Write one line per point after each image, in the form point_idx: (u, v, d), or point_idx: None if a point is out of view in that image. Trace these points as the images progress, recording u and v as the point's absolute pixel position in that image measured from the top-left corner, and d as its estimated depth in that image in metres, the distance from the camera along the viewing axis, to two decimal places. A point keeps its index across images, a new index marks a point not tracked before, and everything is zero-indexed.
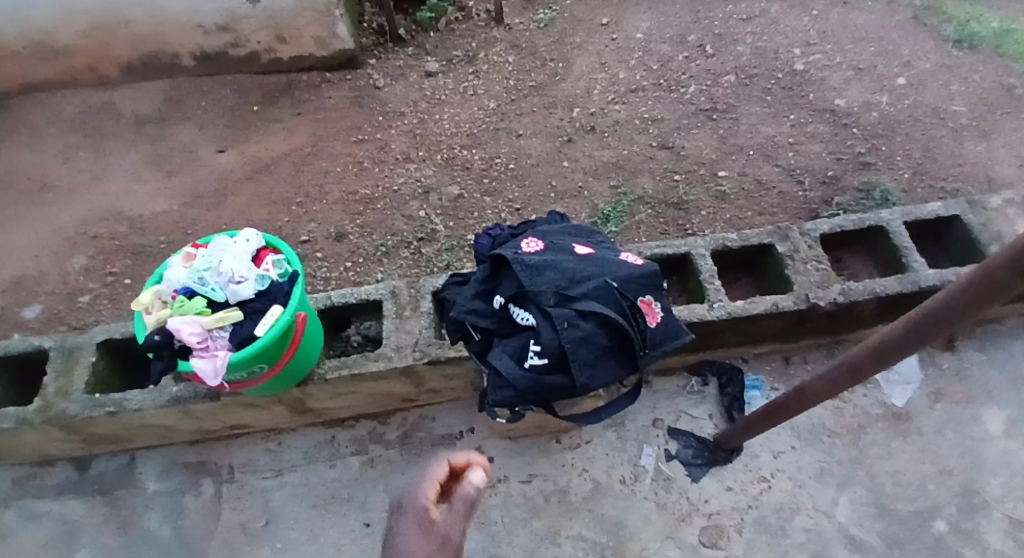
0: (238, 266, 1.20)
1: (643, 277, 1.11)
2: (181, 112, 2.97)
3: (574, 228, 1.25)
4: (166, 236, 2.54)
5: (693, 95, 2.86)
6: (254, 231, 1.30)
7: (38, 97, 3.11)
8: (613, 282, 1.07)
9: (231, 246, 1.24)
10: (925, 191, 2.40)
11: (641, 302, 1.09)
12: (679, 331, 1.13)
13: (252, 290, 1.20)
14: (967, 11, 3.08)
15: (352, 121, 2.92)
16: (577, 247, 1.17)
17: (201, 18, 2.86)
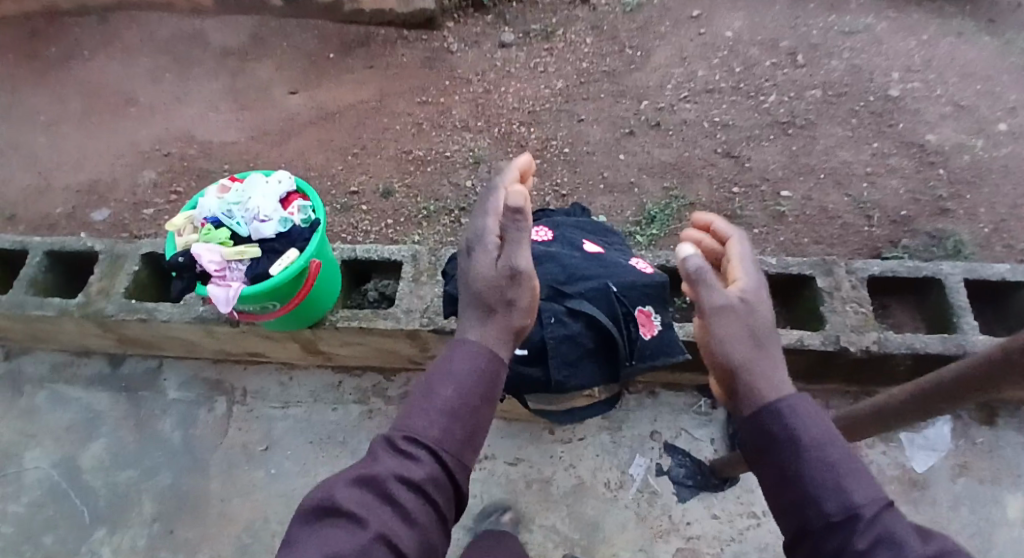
0: (265, 205, 1.26)
1: (645, 285, 1.08)
2: (263, 49, 3.08)
3: (591, 224, 1.23)
4: (231, 166, 2.67)
5: (771, 106, 2.72)
6: (289, 175, 1.34)
7: (137, 15, 3.30)
8: (611, 286, 1.05)
9: (263, 185, 1.29)
10: (1003, 250, 2.22)
11: (637, 313, 1.06)
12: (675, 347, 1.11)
13: (274, 230, 1.25)
14: None
15: (421, 81, 2.96)
16: (586, 244, 1.15)
17: None
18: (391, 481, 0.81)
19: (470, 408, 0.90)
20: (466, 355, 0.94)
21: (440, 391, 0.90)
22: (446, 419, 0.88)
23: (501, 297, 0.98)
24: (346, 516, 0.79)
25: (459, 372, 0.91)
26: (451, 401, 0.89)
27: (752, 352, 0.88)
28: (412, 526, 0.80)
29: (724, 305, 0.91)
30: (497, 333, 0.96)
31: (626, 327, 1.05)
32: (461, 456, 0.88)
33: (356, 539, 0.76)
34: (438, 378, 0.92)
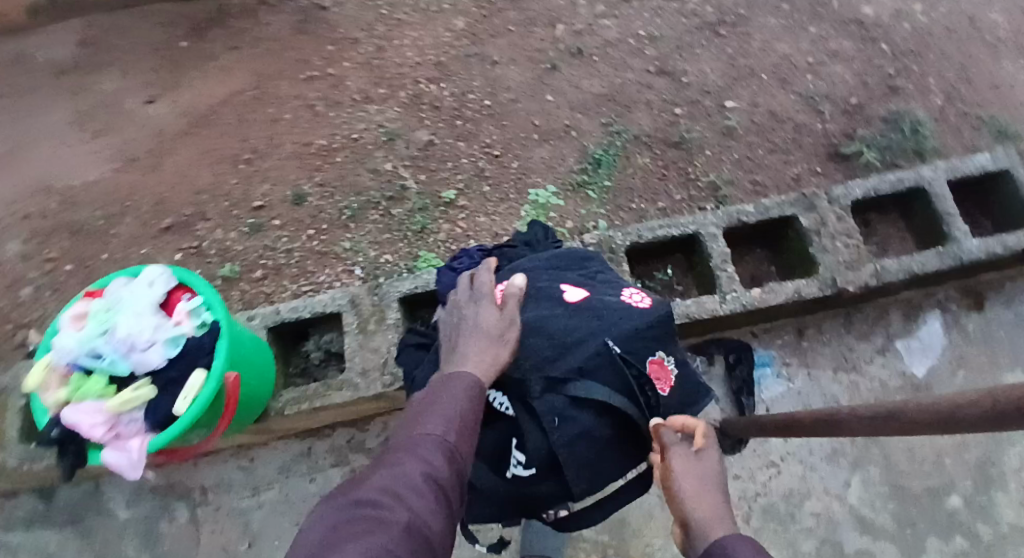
0: (139, 329, 0.98)
1: (648, 326, 1.01)
2: (100, 55, 2.55)
3: (565, 261, 1.15)
4: (106, 211, 2.25)
5: (696, 5, 2.46)
6: (161, 268, 1.04)
7: None
8: (613, 347, 0.97)
9: (130, 299, 1.00)
10: (959, 120, 2.12)
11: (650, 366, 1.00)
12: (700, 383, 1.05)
13: (162, 356, 0.99)
14: None
15: (301, 53, 2.52)
16: (568, 293, 1.06)
17: None
18: (418, 478, 0.67)
19: (472, 428, 0.81)
20: (453, 384, 0.86)
21: (440, 405, 0.81)
22: (453, 432, 0.78)
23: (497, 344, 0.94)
24: (370, 503, 0.62)
25: (460, 393, 0.84)
26: (456, 418, 0.80)
27: (703, 494, 0.89)
28: (437, 529, 0.64)
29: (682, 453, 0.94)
30: (488, 365, 0.91)
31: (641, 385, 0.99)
32: (464, 475, 0.76)
33: (391, 528, 0.59)
34: (434, 399, 0.83)
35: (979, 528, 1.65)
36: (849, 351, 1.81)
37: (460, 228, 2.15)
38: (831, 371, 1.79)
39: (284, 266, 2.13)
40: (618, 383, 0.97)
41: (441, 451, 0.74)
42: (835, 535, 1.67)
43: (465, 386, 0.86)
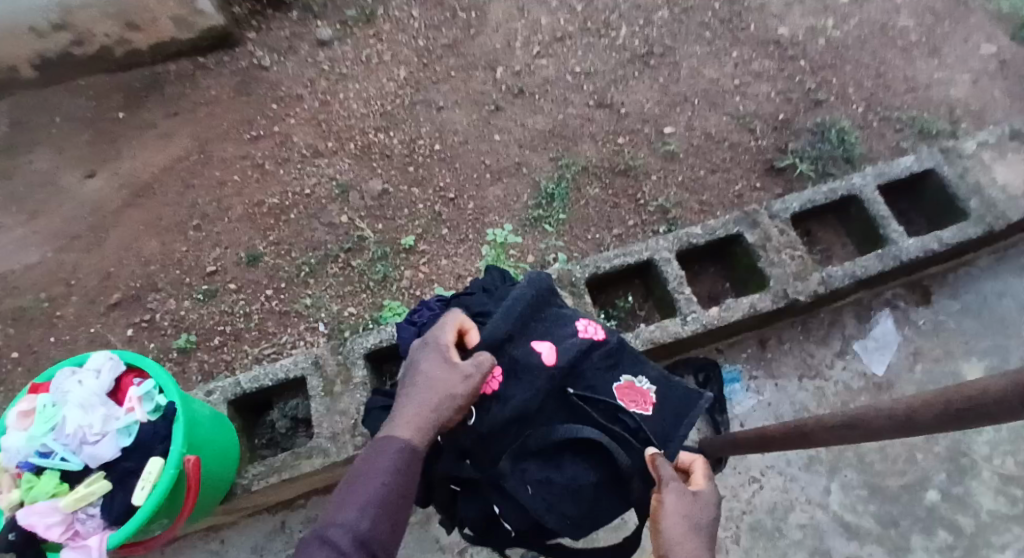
0: (89, 419, 0.92)
1: (604, 356, 1.16)
2: (32, 133, 2.48)
3: (536, 305, 1.18)
4: (49, 293, 2.16)
5: (626, 39, 2.56)
6: (106, 353, 1.01)
7: None
8: (569, 388, 1.11)
9: (75, 390, 0.95)
10: (881, 124, 2.23)
11: (618, 392, 1.13)
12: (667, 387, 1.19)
13: (114, 447, 0.94)
14: None
15: (244, 114, 2.51)
16: (539, 349, 1.11)
17: (28, 20, 2.32)
18: None
19: (399, 497, 0.84)
20: (380, 448, 0.90)
21: (368, 484, 0.83)
22: (377, 508, 0.81)
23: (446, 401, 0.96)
24: None
25: (386, 469, 0.86)
26: (380, 490, 0.83)
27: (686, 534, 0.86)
28: None
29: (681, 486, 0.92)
30: (423, 426, 0.93)
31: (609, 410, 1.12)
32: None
33: None
34: (363, 472, 0.86)
35: (959, 518, 1.69)
36: (811, 357, 1.86)
37: (422, 273, 2.14)
38: (797, 379, 1.83)
39: (244, 331, 2.07)
40: (586, 414, 1.10)
41: (354, 538, 0.76)
42: (824, 543, 1.68)
43: (394, 454, 0.88)
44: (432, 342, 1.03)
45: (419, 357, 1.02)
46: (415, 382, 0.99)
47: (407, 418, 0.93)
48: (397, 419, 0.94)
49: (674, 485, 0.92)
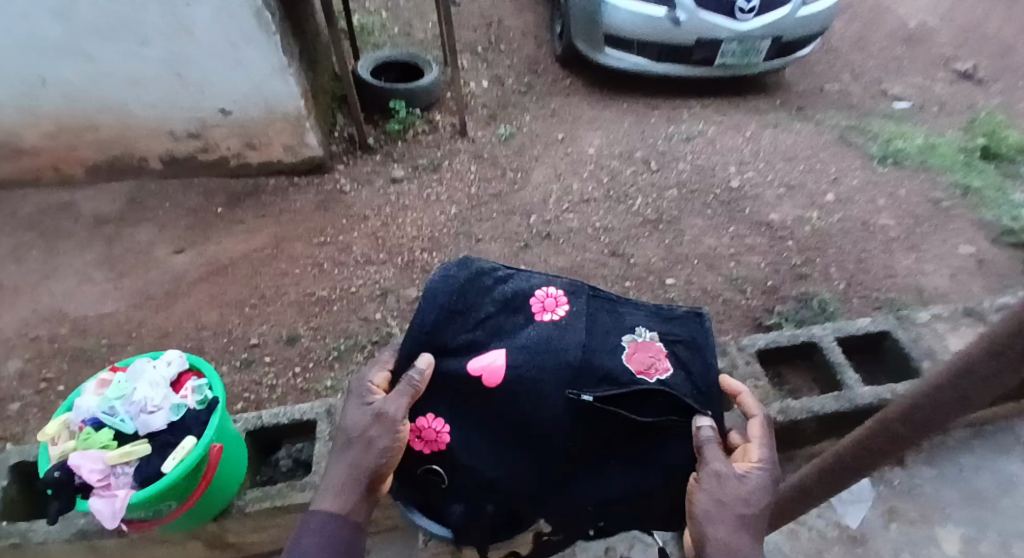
0: (153, 393, 1.15)
1: (576, 328, 1.10)
2: (141, 212, 2.98)
3: (467, 291, 1.12)
4: (110, 341, 2.46)
5: (641, 207, 2.99)
6: (179, 352, 1.26)
7: None
8: (582, 394, 1.04)
9: (149, 371, 1.19)
10: (862, 301, 2.48)
11: (632, 368, 1.08)
12: (679, 330, 1.16)
13: (165, 419, 1.15)
14: (891, 133, 3.45)
15: (315, 223, 2.97)
16: (484, 366, 1.06)
17: (172, 126, 2.96)
18: None
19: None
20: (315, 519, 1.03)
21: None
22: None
23: (367, 454, 1.05)
24: None
25: (315, 536, 1.00)
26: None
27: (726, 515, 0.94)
28: None
29: (718, 468, 0.98)
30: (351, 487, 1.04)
31: (632, 402, 1.06)
32: None
33: None
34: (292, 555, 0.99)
35: None
36: None
37: None
38: None
39: (265, 400, 2.29)
40: (611, 414, 1.05)
41: None
42: None
43: (319, 527, 1.01)
44: (356, 400, 1.12)
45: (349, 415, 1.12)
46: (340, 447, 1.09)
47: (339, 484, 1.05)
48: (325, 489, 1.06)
49: (714, 468, 0.97)
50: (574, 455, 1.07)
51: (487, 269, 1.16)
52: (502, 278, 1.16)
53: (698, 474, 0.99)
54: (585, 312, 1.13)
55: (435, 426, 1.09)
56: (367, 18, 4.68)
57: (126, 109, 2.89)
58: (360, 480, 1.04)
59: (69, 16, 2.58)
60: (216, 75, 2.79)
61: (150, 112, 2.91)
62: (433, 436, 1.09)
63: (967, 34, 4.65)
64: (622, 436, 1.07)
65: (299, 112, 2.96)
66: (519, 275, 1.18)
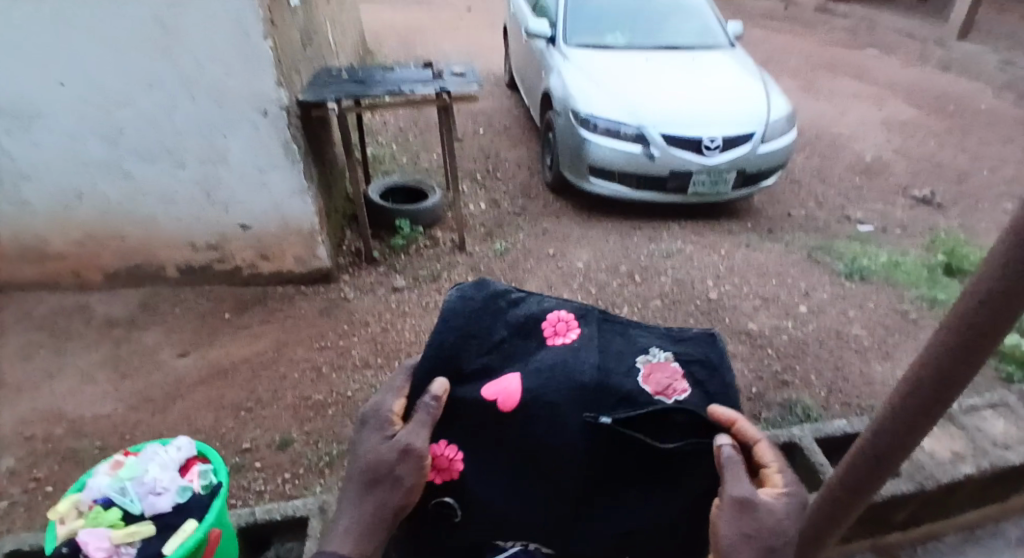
0: (162, 475, 1.23)
1: (590, 350, 1.22)
2: (153, 316, 3.12)
3: (483, 313, 1.24)
4: (103, 441, 2.48)
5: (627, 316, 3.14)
6: (189, 439, 1.34)
7: (16, 296, 3.28)
8: (600, 417, 1.13)
9: (161, 455, 1.27)
10: (842, 408, 2.55)
11: (649, 389, 1.18)
12: (690, 350, 1.28)
13: (171, 501, 1.21)
14: (858, 252, 3.71)
15: (317, 329, 3.09)
16: (499, 391, 1.16)
17: (193, 238, 3.18)
18: None
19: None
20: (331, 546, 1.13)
21: None
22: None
23: (379, 487, 1.15)
24: None
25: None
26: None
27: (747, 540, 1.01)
28: None
29: (744, 496, 1.04)
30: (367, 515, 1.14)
31: (650, 427, 1.16)
32: None
33: None
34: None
35: None
36: None
37: None
38: None
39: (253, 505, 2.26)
40: (631, 438, 1.15)
41: None
42: None
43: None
44: (370, 431, 1.23)
45: (364, 445, 1.22)
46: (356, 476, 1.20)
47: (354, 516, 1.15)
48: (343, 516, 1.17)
49: (734, 496, 1.04)
50: (591, 482, 1.16)
51: (503, 291, 1.29)
52: (515, 300, 1.29)
53: (720, 504, 1.06)
54: (597, 334, 1.25)
55: (451, 454, 1.19)
56: (377, 149, 5.14)
57: (154, 222, 3.13)
58: (376, 510, 1.14)
59: (116, 143, 2.92)
60: (244, 199, 3.10)
61: (176, 225, 3.15)
62: (446, 464, 1.19)
63: (921, 168, 5.10)
64: (642, 460, 1.17)
65: (312, 227, 3.21)
66: (533, 298, 1.31)
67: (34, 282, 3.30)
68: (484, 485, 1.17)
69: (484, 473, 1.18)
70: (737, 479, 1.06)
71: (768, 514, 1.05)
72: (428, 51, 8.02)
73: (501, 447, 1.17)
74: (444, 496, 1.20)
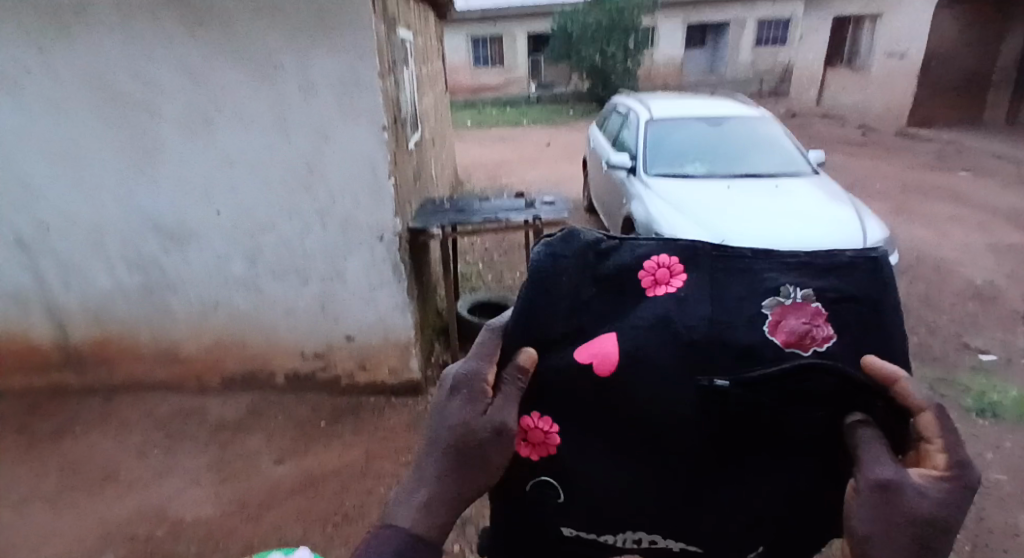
0: None
1: (696, 300, 1.04)
2: (258, 423, 3.30)
3: (575, 270, 1.10)
4: (198, 546, 2.53)
5: None
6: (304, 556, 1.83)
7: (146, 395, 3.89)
8: (716, 380, 1.00)
9: None
10: None
11: (777, 341, 1.00)
12: (841, 282, 1.04)
13: None
14: (984, 385, 3.42)
15: (405, 443, 3.11)
16: (596, 356, 1.04)
17: (304, 347, 3.69)
18: None
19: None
20: (388, 533, 0.91)
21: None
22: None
23: (459, 469, 0.94)
24: None
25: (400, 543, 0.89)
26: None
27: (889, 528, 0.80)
28: None
29: (891, 480, 0.82)
30: (440, 499, 0.93)
31: (775, 397, 0.99)
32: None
33: None
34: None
35: None
36: None
37: None
38: None
39: None
40: (749, 407, 1.00)
41: None
42: None
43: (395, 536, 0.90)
44: (446, 402, 0.98)
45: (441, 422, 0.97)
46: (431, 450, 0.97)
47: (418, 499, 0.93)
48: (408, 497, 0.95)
49: (879, 479, 0.83)
50: (701, 461, 1.04)
51: (591, 241, 1.13)
52: (607, 251, 1.12)
53: (858, 487, 0.86)
54: (708, 283, 1.06)
55: (543, 426, 1.08)
56: (467, 266, 5.46)
57: (273, 334, 3.67)
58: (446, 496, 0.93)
59: (257, 260, 3.55)
60: (353, 313, 3.59)
61: (292, 336, 3.67)
62: (542, 439, 1.09)
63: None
64: (759, 427, 1.02)
65: (408, 340, 3.62)
66: (628, 243, 1.13)
67: (162, 383, 3.90)
68: (588, 468, 1.08)
69: (579, 455, 1.08)
70: (885, 463, 0.85)
71: (928, 517, 0.79)
72: (514, 182, 8.63)
73: (597, 424, 1.07)
74: (543, 473, 1.10)
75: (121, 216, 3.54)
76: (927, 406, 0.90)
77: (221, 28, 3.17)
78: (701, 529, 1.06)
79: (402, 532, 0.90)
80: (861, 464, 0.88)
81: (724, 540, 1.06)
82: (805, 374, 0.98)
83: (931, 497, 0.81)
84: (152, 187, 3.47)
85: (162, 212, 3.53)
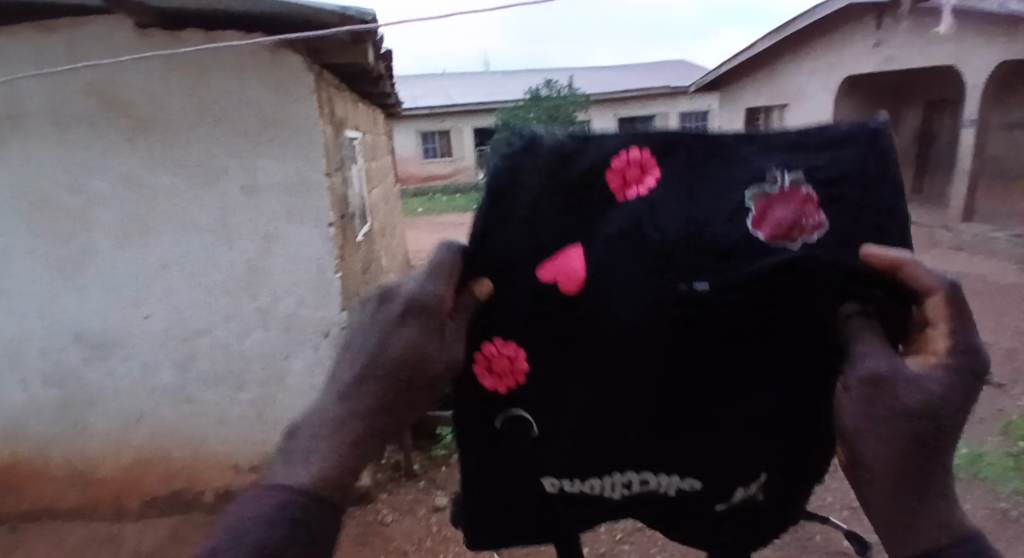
0: None
1: (679, 194, 0.87)
2: None
3: (527, 167, 0.87)
4: None
5: None
6: None
7: (53, 523, 3.54)
8: (695, 285, 0.83)
9: None
10: None
11: (761, 236, 0.84)
12: (837, 161, 0.84)
13: None
14: None
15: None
16: (559, 271, 0.86)
17: (236, 460, 3.45)
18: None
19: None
20: (258, 494, 0.64)
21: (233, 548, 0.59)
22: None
23: (394, 405, 0.68)
24: None
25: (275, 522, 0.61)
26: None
27: (880, 436, 0.64)
28: None
29: (881, 373, 0.65)
30: (349, 448, 0.65)
31: (793, 299, 0.82)
32: None
33: None
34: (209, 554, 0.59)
35: None
36: None
37: None
38: None
39: None
40: (758, 301, 0.83)
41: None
42: None
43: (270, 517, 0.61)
44: (378, 319, 0.70)
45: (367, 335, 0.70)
46: (338, 372, 0.71)
47: (320, 445, 0.66)
48: (305, 430, 0.69)
49: (869, 374, 0.66)
50: (693, 381, 0.86)
51: (558, 143, 0.89)
52: (569, 147, 0.89)
53: (844, 386, 0.69)
54: (681, 174, 0.88)
55: (511, 357, 0.89)
56: None
57: (202, 446, 3.43)
58: (358, 442, 0.66)
59: (189, 367, 3.35)
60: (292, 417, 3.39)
61: (224, 448, 3.44)
62: (509, 368, 0.89)
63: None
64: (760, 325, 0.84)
65: None
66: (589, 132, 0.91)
67: (76, 508, 3.56)
68: (565, 397, 0.89)
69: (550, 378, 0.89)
70: (883, 352, 0.67)
71: (909, 424, 0.63)
72: None
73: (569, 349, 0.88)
74: (512, 406, 0.91)
75: (42, 329, 3.34)
76: (939, 287, 0.68)
77: (161, 134, 3.14)
78: (706, 464, 0.88)
79: (278, 492, 0.63)
80: (852, 357, 0.70)
81: (727, 484, 0.88)
82: (834, 256, 0.81)
83: (929, 384, 0.63)
84: (77, 295, 3.30)
85: (86, 322, 3.34)
